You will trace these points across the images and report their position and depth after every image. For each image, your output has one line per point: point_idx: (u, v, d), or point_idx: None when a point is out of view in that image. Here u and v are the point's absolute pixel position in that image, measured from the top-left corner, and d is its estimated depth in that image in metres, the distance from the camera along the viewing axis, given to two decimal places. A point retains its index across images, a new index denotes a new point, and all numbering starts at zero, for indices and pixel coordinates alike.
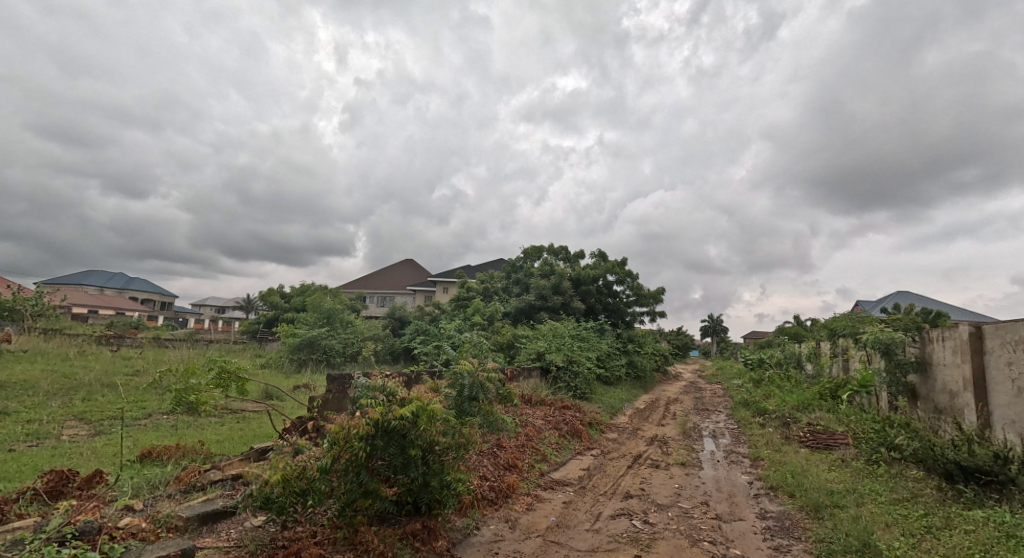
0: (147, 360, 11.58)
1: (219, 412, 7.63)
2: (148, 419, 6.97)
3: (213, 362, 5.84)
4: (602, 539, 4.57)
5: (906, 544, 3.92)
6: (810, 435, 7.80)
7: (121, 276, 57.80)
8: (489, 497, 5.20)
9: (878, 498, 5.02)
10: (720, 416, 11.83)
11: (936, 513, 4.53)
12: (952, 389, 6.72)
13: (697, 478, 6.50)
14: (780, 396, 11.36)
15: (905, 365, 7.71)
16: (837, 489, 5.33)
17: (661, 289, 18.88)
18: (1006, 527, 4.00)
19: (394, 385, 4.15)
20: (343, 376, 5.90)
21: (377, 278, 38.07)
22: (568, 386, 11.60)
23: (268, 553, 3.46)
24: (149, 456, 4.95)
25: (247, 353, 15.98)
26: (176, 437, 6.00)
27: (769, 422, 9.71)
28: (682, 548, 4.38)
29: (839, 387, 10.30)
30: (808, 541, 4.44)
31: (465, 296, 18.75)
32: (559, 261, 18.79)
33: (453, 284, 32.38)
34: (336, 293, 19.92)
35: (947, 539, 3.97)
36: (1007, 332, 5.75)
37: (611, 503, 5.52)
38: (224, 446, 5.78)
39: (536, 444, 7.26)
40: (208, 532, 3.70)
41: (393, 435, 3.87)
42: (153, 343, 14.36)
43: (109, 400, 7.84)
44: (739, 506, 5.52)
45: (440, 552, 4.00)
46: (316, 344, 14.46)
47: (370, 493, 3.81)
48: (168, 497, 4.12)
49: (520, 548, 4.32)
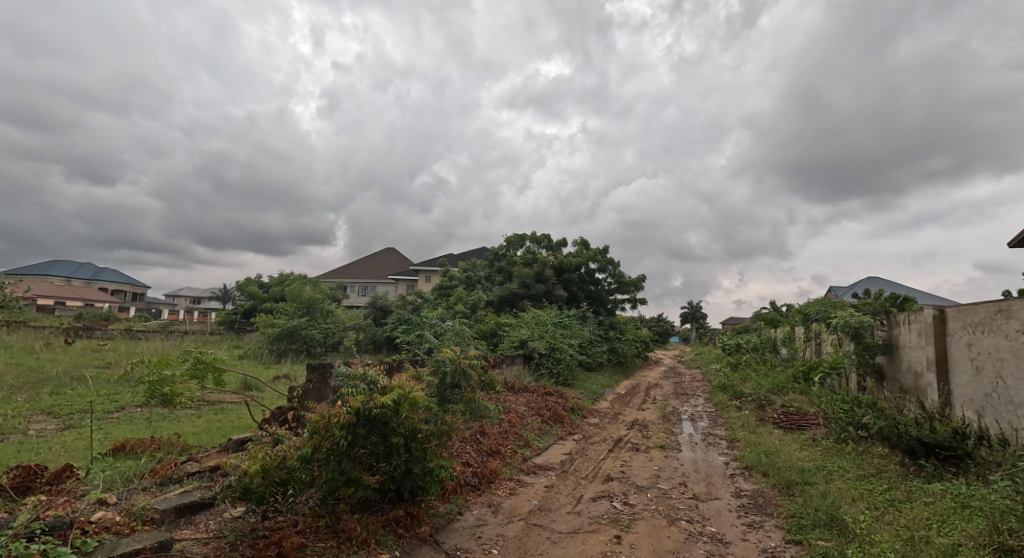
0: (119, 353, 11.30)
1: (196, 404, 7.50)
2: (120, 412, 6.83)
3: (188, 353, 5.72)
4: (583, 521, 4.66)
5: (870, 517, 4.11)
6: (784, 417, 8.06)
7: (89, 267, 55.98)
8: (472, 483, 5.25)
9: (845, 474, 5.23)
10: (698, 400, 12.15)
11: (898, 487, 4.74)
12: (916, 370, 7.00)
13: (676, 461, 6.66)
14: (756, 380, 11.67)
15: (873, 347, 8.00)
16: (807, 467, 5.53)
17: (642, 276, 19.12)
18: (962, 498, 4.21)
19: (375, 374, 4.13)
20: (323, 365, 5.89)
21: (359, 266, 37.74)
22: (551, 372, 11.72)
23: (249, 544, 3.44)
24: (122, 450, 4.84)
25: (224, 344, 15.72)
26: (151, 430, 5.90)
27: (745, 404, 9.98)
28: (660, 527, 4.50)
29: (812, 369, 10.63)
30: (780, 517, 4.62)
31: (447, 284, 18.71)
32: (541, 249, 18.83)
33: (435, 273, 32.21)
34: (316, 283, 19.67)
35: (908, 511, 4.16)
36: (967, 315, 5.99)
37: (592, 486, 5.63)
38: (202, 437, 5.71)
39: (519, 430, 7.33)
40: (186, 524, 3.66)
41: (375, 423, 3.86)
42: (125, 334, 14.00)
43: (79, 393, 7.64)
44: (715, 485, 5.69)
45: (423, 537, 4.05)
46: (296, 334, 14.27)
47: (352, 481, 3.82)
48: (143, 489, 4.06)
49: (502, 532, 4.39)
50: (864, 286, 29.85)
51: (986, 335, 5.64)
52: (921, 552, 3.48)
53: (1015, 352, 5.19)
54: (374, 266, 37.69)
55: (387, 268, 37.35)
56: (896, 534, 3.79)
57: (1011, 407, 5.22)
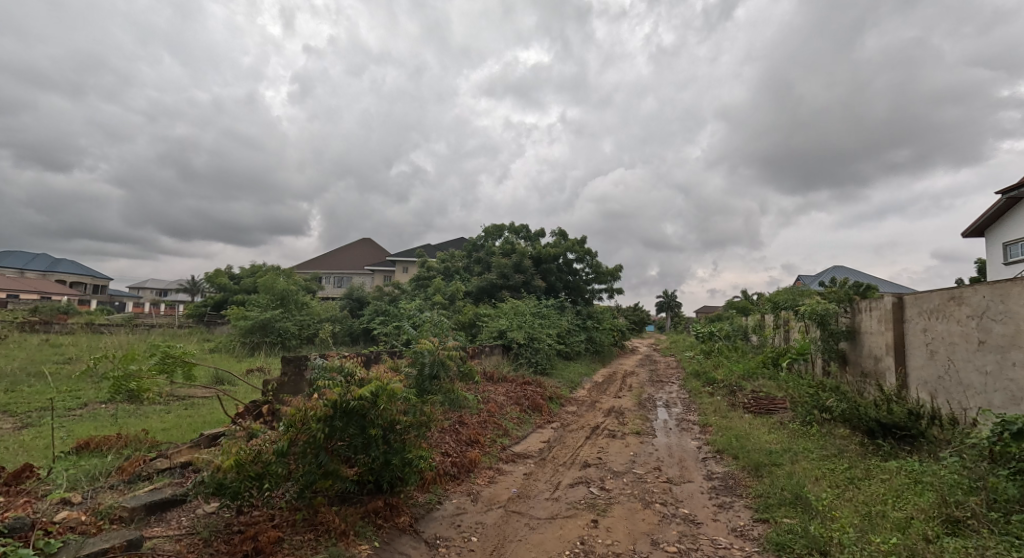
0: (80, 348, 10.89)
1: (165, 399, 7.33)
2: (83, 409, 6.61)
3: (155, 347, 5.58)
4: (561, 507, 4.76)
5: (831, 495, 4.33)
6: (754, 402, 8.36)
7: (45, 259, 53.56)
8: (451, 473, 5.28)
9: (810, 455, 5.47)
10: (672, 386, 12.47)
11: (858, 465, 4.99)
12: (876, 354, 7.33)
13: (651, 446, 6.84)
14: (727, 366, 12.03)
15: (838, 333, 8.30)
16: (775, 449, 5.75)
17: (619, 266, 19.34)
18: (915, 475, 4.45)
19: (352, 365, 4.12)
20: (298, 357, 5.77)
21: (333, 257, 37.17)
22: (529, 362, 11.84)
23: (224, 540, 3.42)
24: (87, 448, 4.72)
25: (194, 337, 15.31)
26: (117, 426, 5.75)
27: (717, 390, 10.28)
28: (635, 511, 4.65)
29: (780, 355, 11.01)
30: (748, 498, 4.81)
31: (425, 275, 18.60)
32: (520, 239, 18.89)
33: (412, 264, 31.96)
34: (289, 274, 19.24)
35: (866, 488, 4.39)
36: (923, 302, 6.28)
37: (570, 472, 5.75)
38: (171, 433, 5.59)
39: (498, 419, 7.38)
40: (156, 521, 3.61)
41: (353, 416, 3.85)
42: (86, 328, 13.49)
43: (38, 390, 7.37)
44: (689, 469, 5.87)
45: (402, 527, 4.08)
46: (269, 326, 14.00)
47: (330, 474, 3.80)
48: (110, 488, 3.96)
49: (482, 520, 4.46)
50: (831, 275, 30.62)
51: (940, 320, 5.93)
52: (877, 526, 3.68)
53: (966, 336, 5.48)
54: (349, 257, 37.08)
55: (363, 258, 36.87)
56: (855, 509, 4.00)
57: (961, 388, 5.53)
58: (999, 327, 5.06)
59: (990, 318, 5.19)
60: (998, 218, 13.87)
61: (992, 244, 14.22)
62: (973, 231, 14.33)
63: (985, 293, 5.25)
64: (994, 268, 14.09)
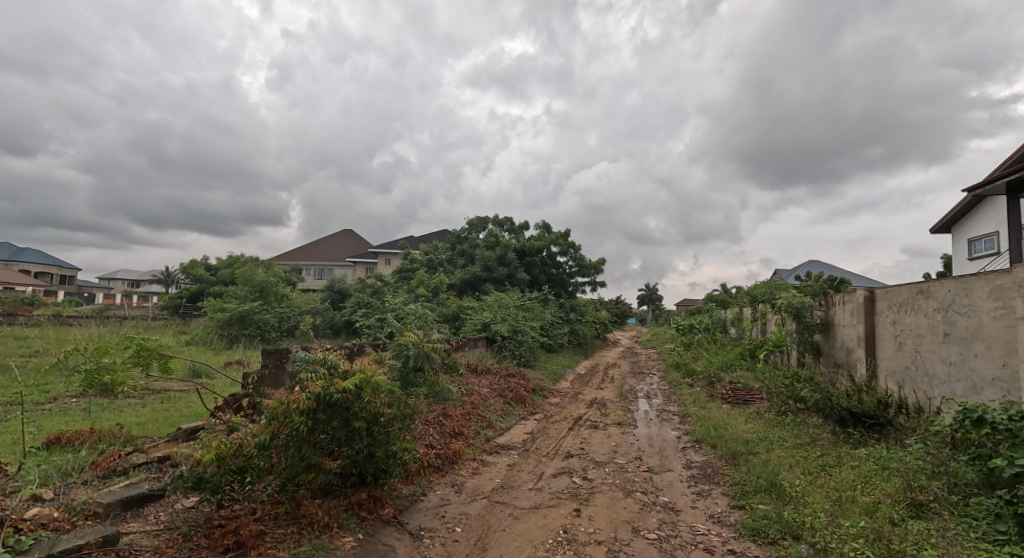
0: (48, 340, 10.54)
1: (139, 393, 7.17)
2: (54, 403, 6.46)
3: (130, 339, 5.46)
4: (544, 497, 4.84)
5: (804, 481, 4.49)
6: (732, 393, 8.58)
7: (9, 248, 51.60)
8: (435, 464, 5.32)
9: (784, 443, 5.65)
10: (653, 378, 12.71)
11: (830, 453, 5.17)
12: (848, 346, 7.58)
13: (632, 436, 6.98)
14: (706, 358, 12.28)
15: (812, 326, 8.53)
16: (751, 438, 5.92)
17: (602, 260, 19.51)
18: (883, 461, 4.64)
19: (336, 358, 4.10)
20: (279, 349, 5.74)
21: (314, 248, 36.63)
22: (513, 354, 11.94)
23: (204, 534, 3.40)
24: (58, 443, 4.61)
25: (168, 329, 14.95)
26: (90, 421, 5.63)
27: (697, 382, 10.52)
28: (617, 499, 4.75)
29: (757, 347, 11.27)
30: (726, 485, 4.95)
31: (407, 267, 18.53)
32: (504, 232, 18.89)
33: (395, 256, 31.70)
34: (268, 265, 18.94)
35: (838, 475, 4.56)
36: (893, 296, 6.50)
37: (554, 463, 5.83)
38: (147, 427, 5.50)
39: (482, 411, 7.43)
40: (133, 517, 3.57)
41: (336, 408, 3.84)
42: (54, 320, 13.06)
43: (4, 384, 7.15)
44: (669, 458, 6.01)
45: (386, 519, 4.11)
46: (248, 319, 13.76)
47: (313, 467, 3.81)
48: (84, 484, 3.90)
49: (466, 510, 4.51)
50: (807, 270, 31.41)
51: (908, 313, 6.15)
52: (847, 511, 3.84)
53: (933, 328, 5.69)
54: (329, 248, 36.56)
55: (344, 250, 36.44)
56: (827, 495, 4.16)
57: (926, 378, 5.76)
58: (962, 320, 5.29)
59: (955, 311, 5.41)
60: (963, 215, 14.43)
61: (957, 241, 14.77)
62: (940, 227, 14.85)
63: (951, 287, 5.47)
64: (959, 264, 14.65)
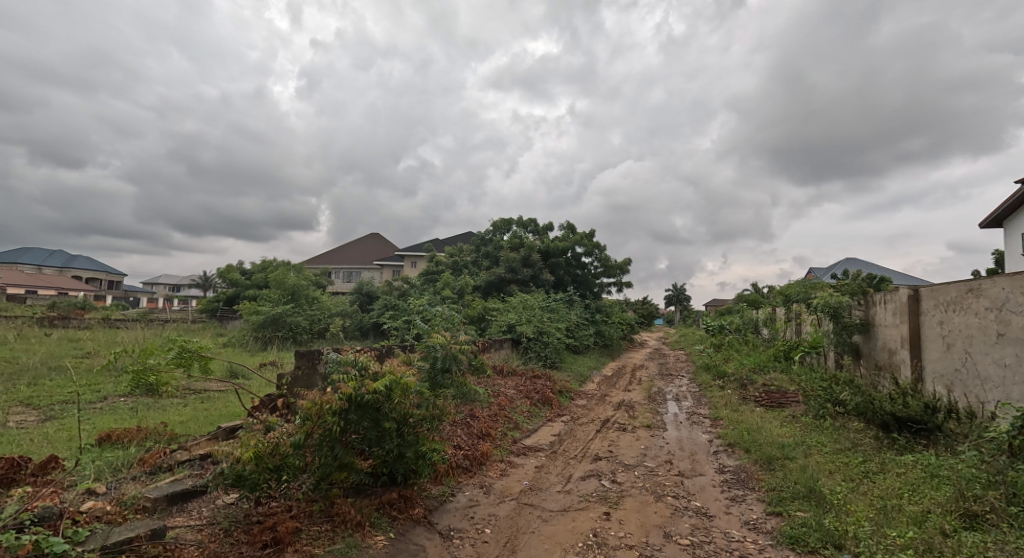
0: (99, 342, 11.10)
1: (181, 392, 7.44)
2: (105, 402, 6.77)
3: (172, 341, 5.67)
4: (573, 499, 4.80)
5: (845, 489, 4.31)
6: (765, 395, 8.33)
7: (61, 254, 54.53)
8: (464, 465, 5.34)
9: (823, 449, 5.45)
10: (682, 380, 12.48)
11: (873, 459, 4.97)
12: (891, 347, 7.27)
13: (661, 439, 6.85)
14: (738, 360, 11.99)
15: (851, 327, 8.22)
16: (787, 443, 5.74)
17: (628, 260, 19.27)
18: (932, 469, 4.42)
19: (366, 359, 4.15)
20: (312, 351, 5.85)
21: (342, 252, 37.41)
22: (538, 356, 11.90)
23: (244, 530, 3.50)
24: (108, 440, 4.82)
25: (207, 332, 15.50)
26: (137, 419, 5.88)
27: (728, 384, 10.24)
28: (647, 503, 4.67)
29: (792, 349, 10.92)
30: (761, 491, 4.81)
31: (433, 270, 18.72)
32: (528, 234, 18.88)
33: (421, 258, 32.05)
34: (299, 269, 19.46)
35: (882, 482, 4.37)
36: (940, 294, 6.20)
37: (581, 465, 5.77)
38: (189, 426, 5.70)
39: (509, 413, 7.44)
40: (178, 512, 3.71)
41: (367, 409, 3.90)
42: (103, 323, 13.73)
43: (60, 384, 7.55)
44: (700, 462, 5.88)
45: (416, 518, 4.14)
46: (281, 321, 14.12)
47: (345, 466, 3.88)
48: (133, 479, 4.07)
49: (495, 511, 4.51)
50: (844, 268, 30.14)
51: (957, 313, 5.84)
52: (893, 520, 3.68)
53: (984, 329, 5.40)
54: (358, 252, 37.28)
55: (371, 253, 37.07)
56: (870, 503, 3.99)
57: (978, 381, 5.48)
58: (1018, 320, 5.00)
59: (1009, 310, 5.12)
60: (1014, 208, 13.66)
61: (1008, 235, 13.98)
62: (990, 222, 14.08)
63: (1004, 285, 5.17)
64: (1012, 260, 13.84)
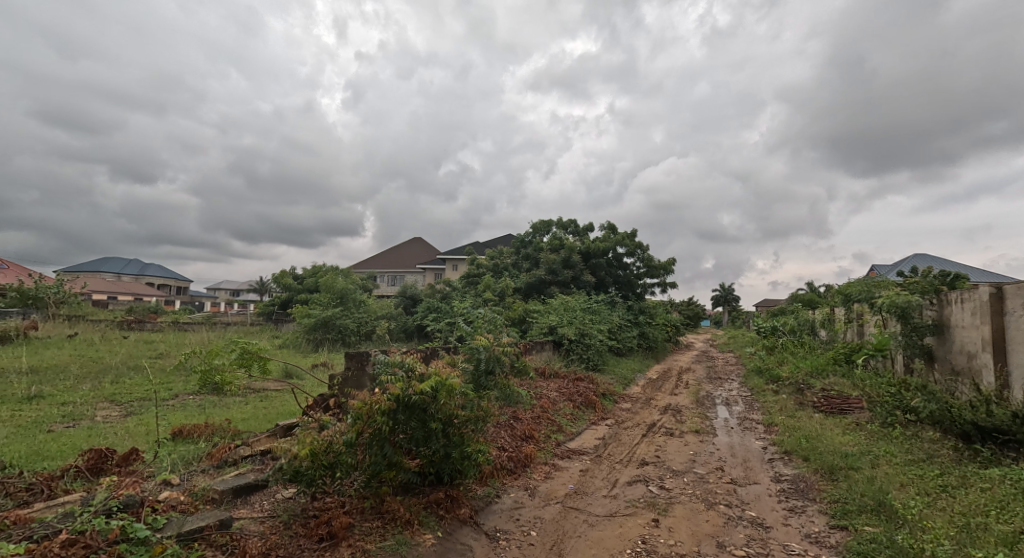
0: (169, 343, 11.90)
1: (243, 391, 7.84)
2: (176, 399, 7.24)
3: (235, 343, 5.99)
4: (619, 504, 4.70)
5: (920, 503, 4.00)
6: (824, 401, 7.87)
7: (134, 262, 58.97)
8: (508, 467, 5.34)
9: (893, 459, 5.08)
10: (733, 383, 11.99)
11: (951, 472, 4.58)
12: (969, 351, 6.70)
13: (711, 445, 6.60)
14: (794, 363, 11.40)
15: (922, 328, 7.67)
16: (852, 452, 5.39)
17: (673, 260, 18.76)
18: (1021, 485, 4.03)
19: (413, 360, 4.22)
20: (361, 352, 6.01)
21: (387, 256, 38.44)
22: (581, 358, 11.76)
23: (301, 523, 3.63)
24: (181, 435, 5.15)
25: (264, 334, 16.31)
26: (204, 416, 6.25)
27: (783, 389, 9.76)
28: (699, 511, 4.50)
29: (853, 352, 10.27)
30: (823, 502, 4.54)
31: (475, 272, 18.90)
32: (569, 235, 18.73)
33: (463, 261, 32.44)
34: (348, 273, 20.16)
35: (962, 498, 4.02)
36: None
37: (627, 470, 5.64)
38: (251, 423, 6.00)
39: (552, 416, 7.39)
40: (242, 504, 3.90)
41: (414, 409, 3.96)
42: (172, 326, 14.72)
43: (136, 382, 8.14)
44: (754, 470, 5.61)
45: (463, 519, 4.15)
46: (332, 323, 14.65)
47: (394, 465, 3.95)
48: (202, 472, 4.31)
49: (540, 514, 4.47)
50: (911, 265, 28.07)
51: None
52: (978, 539, 3.37)
53: None
54: (402, 256, 38.20)
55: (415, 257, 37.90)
56: (950, 520, 3.68)
57: None
58: None
59: None
60: None
61: None
62: None
63: None
64: None
